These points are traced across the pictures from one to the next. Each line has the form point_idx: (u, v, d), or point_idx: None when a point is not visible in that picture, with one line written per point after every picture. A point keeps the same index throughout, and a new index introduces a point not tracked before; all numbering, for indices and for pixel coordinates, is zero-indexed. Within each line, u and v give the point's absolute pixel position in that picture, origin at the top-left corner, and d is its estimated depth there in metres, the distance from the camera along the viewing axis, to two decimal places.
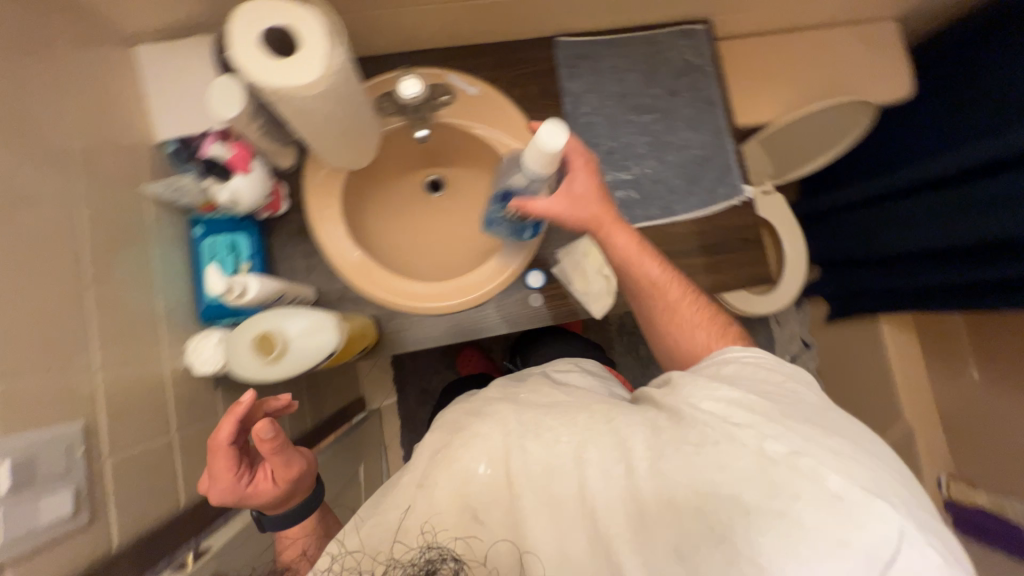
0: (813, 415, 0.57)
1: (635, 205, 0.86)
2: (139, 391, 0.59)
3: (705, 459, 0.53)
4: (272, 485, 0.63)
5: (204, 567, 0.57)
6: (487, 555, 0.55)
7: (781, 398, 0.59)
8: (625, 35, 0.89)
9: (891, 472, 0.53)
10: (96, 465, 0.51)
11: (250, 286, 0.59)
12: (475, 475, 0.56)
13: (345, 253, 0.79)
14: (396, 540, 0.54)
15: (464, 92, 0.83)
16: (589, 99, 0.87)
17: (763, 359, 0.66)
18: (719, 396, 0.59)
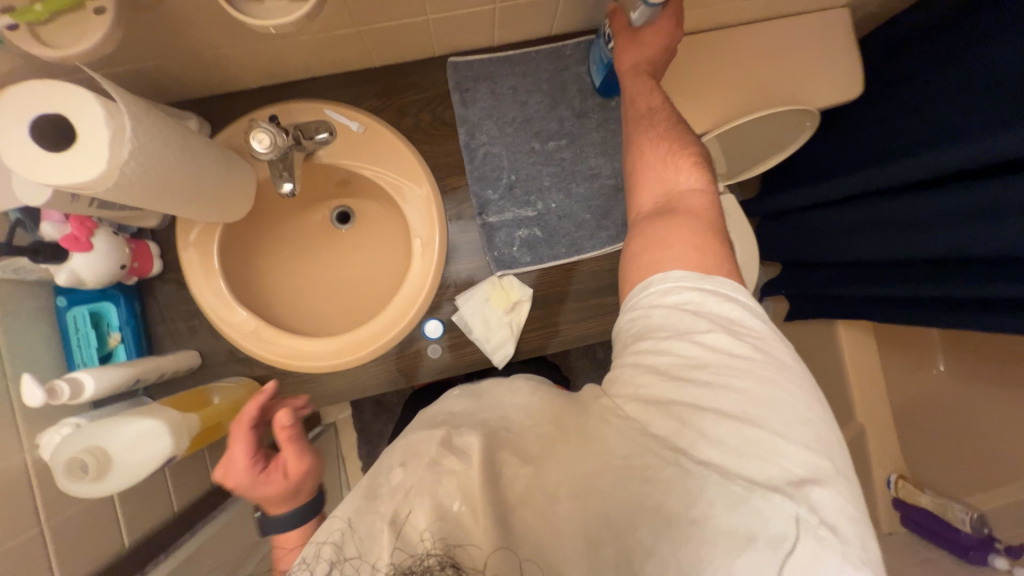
0: (730, 384, 0.51)
1: (539, 244, 0.80)
2: None
3: (629, 475, 0.48)
4: (279, 481, 0.65)
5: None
6: (486, 562, 0.47)
7: (702, 368, 0.53)
8: (525, 50, 0.79)
9: (800, 442, 0.48)
10: None
11: (83, 384, 0.58)
12: (450, 509, 0.49)
13: (220, 314, 0.74)
14: (393, 548, 0.46)
15: (346, 129, 0.75)
16: (487, 128, 0.79)
17: (688, 302, 0.57)
18: (645, 386, 0.53)
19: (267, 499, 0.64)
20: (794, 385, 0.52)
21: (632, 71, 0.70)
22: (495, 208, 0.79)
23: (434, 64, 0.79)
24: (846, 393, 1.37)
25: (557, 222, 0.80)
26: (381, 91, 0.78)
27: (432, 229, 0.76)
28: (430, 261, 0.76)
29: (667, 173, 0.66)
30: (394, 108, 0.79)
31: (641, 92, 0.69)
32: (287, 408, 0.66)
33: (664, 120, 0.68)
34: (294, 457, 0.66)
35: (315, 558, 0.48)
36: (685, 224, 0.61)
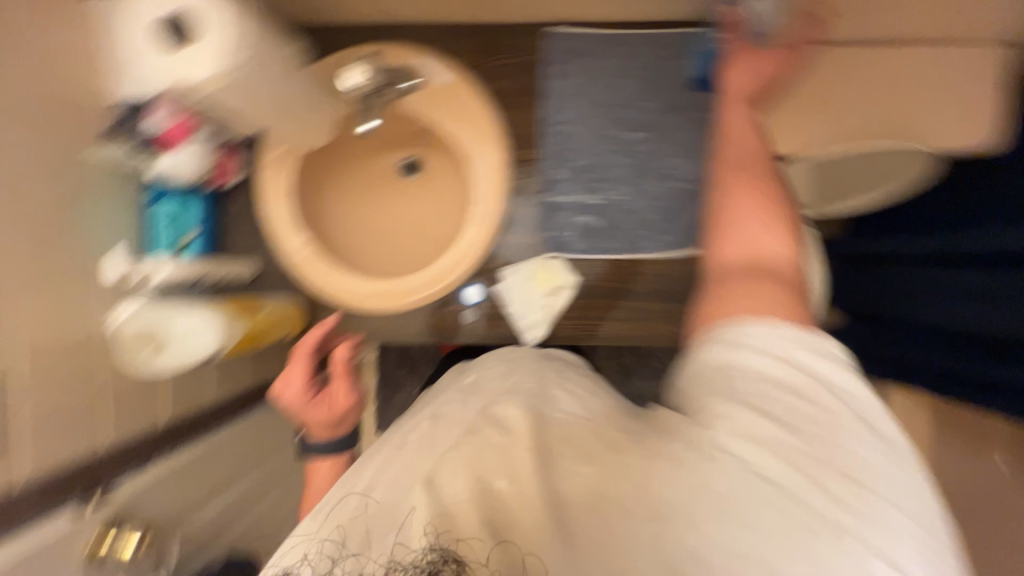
0: (850, 460, 0.41)
1: (596, 233, 0.78)
2: (71, 346, 0.65)
3: (726, 517, 0.38)
4: (325, 411, 0.71)
5: (116, 504, 0.67)
6: (489, 556, 0.38)
7: (817, 434, 0.41)
8: (629, 32, 0.76)
9: (922, 539, 0.39)
10: (9, 408, 0.57)
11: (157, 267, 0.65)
12: (494, 486, 0.42)
13: (282, 234, 0.78)
14: (401, 535, 0.40)
15: (432, 81, 0.76)
16: (571, 105, 0.78)
17: (791, 353, 0.46)
18: (748, 445, 0.41)
19: (313, 422, 0.71)
20: (911, 460, 0.43)
21: (736, 104, 0.66)
22: (560, 188, 0.78)
23: (533, 30, 0.78)
24: None
25: (620, 215, 0.77)
26: (474, 50, 0.78)
27: (493, 196, 0.76)
28: (482, 226, 0.76)
29: (758, 226, 0.56)
30: (483, 69, 0.79)
31: (741, 130, 0.64)
32: (347, 346, 0.73)
33: (763, 163, 0.61)
34: (343, 388, 0.72)
35: (316, 557, 0.41)
36: (761, 286, 0.51)
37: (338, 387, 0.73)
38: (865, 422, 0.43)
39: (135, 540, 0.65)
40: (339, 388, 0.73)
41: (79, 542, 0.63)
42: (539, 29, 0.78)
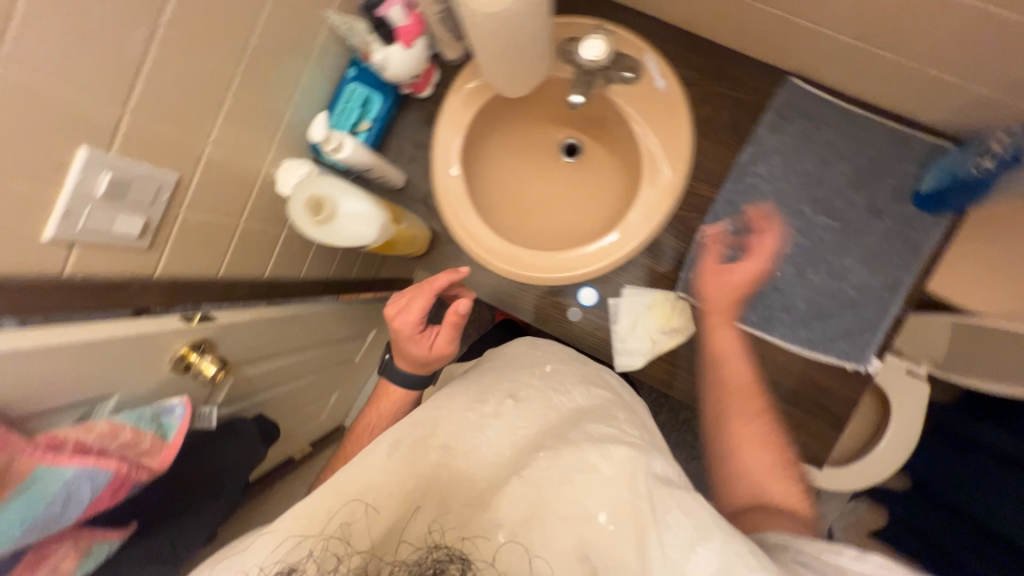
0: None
1: (735, 296, 0.73)
2: (233, 179, 0.70)
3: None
4: (427, 348, 0.77)
5: (206, 330, 0.70)
6: (495, 556, 0.49)
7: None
8: (872, 115, 0.70)
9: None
10: (171, 212, 0.62)
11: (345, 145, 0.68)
12: (592, 517, 0.51)
13: (443, 161, 0.79)
14: (406, 535, 0.50)
15: (650, 81, 0.74)
16: (772, 162, 0.73)
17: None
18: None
19: (403, 351, 0.78)
20: None
21: (727, 326, 0.70)
22: (720, 236, 0.74)
23: (770, 72, 0.73)
24: None
25: (768, 290, 0.73)
26: (702, 67, 0.75)
27: (656, 214, 0.74)
28: (629, 239, 0.74)
29: (769, 474, 0.61)
30: (701, 89, 0.75)
31: (732, 363, 0.69)
32: (469, 301, 0.73)
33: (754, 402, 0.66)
34: (445, 336, 0.76)
35: (322, 552, 0.47)
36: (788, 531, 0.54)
37: (441, 333, 0.77)
38: None
39: (215, 365, 0.70)
40: (441, 334, 0.77)
41: (165, 350, 0.67)
42: (778, 74, 0.73)
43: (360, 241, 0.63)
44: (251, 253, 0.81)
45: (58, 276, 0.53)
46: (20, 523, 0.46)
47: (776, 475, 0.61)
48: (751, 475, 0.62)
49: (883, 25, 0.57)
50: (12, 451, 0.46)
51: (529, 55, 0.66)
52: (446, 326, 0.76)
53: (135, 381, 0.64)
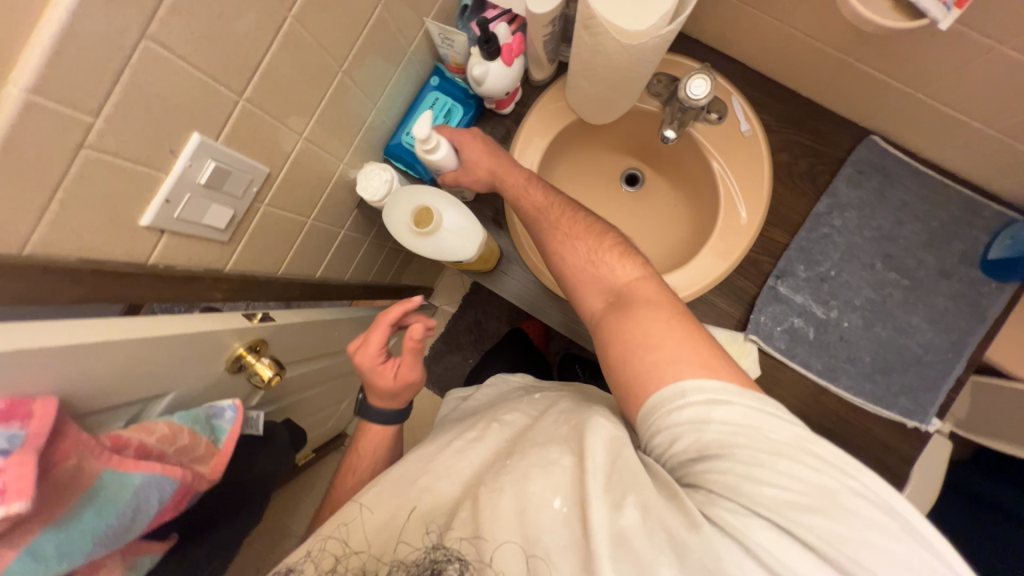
0: (849, 538, 0.41)
1: (802, 344, 0.74)
2: (311, 176, 0.67)
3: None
4: (392, 378, 0.73)
5: (264, 330, 0.67)
6: (493, 557, 0.47)
7: (805, 510, 0.42)
8: (946, 180, 0.72)
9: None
10: (252, 208, 0.59)
11: (430, 153, 0.67)
12: (547, 505, 0.48)
13: None
14: (404, 536, 0.52)
15: (736, 123, 0.75)
16: (847, 214, 0.74)
17: (743, 416, 0.47)
18: (750, 539, 0.42)
19: (371, 392, 0.75)
20: (865, 519, 0.41)
21: (510, 171, 0.71)
22: (792, 283, 0.74)
23: (854, 129, 0.75)
24: None
25: (838, 340, 0.73)
26: (786, 116, 0.76)
27: (730, 254, 0.74)
28: (701, 278, 0.75)
29: (611, 274, 0.64)
30: (782, 137, 0.76)
31: (531, 199, 0.71)
32: (425, 326, 0.69)
33: (569, 222, 0.68)
34: (409, 368, 0.72)
35: (320, 550, 0.55)
36: (651, 315, 0.58)
37: (402, 367, 0.73)
38: (795, 475, 0.44)
39: (271, 369, 0.66)
40: (403, 369, 0.73)
41: (223, 350, 0.63)
42: (860, 131, 0.75)
43: (456, 255, 0.66)
44: (309, 253, 0.78)
45: (144, 264, 0.49)
46: (90, 534, 0.42)
47: (613, 262, 0.64)
48: (597, 270, 0.65)
49: (985, 100, 0.60)
50: (81, 451, 0.42)
51: (632, 86, 0.66)
52: (406, 358, 0.72)
53: (191, 381, 0.60)
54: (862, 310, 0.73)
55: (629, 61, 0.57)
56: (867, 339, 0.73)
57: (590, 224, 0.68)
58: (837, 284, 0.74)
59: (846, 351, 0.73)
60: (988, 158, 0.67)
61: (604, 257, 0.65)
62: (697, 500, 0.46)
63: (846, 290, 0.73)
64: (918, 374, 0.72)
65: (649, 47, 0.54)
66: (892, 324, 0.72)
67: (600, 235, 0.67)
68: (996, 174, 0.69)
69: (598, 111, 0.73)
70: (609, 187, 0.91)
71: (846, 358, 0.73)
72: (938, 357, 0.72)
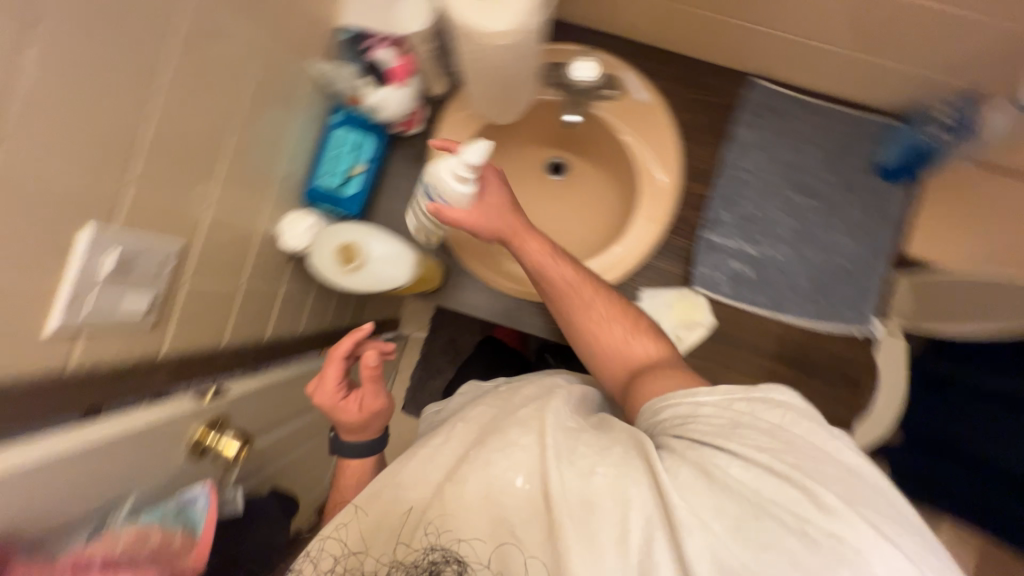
0: (814, 469, 0.47)
1: (744, 284, 0.78)
2: (231, 240, 0.66)
3: (750, 542, 0.43)
4: (357, 411, 0.73)
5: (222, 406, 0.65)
6: (492, 559, 0.48)
7: (776, 449, 0.49)
8: (831, 104, 0.78)
9: (903, 538, 0.43)
10: (175, 286, 0.57)
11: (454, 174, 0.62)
12: (511, 486, 0.50)
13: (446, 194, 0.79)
14: (401, 541, 0.51)
15: (633, 94, 0.78)
16: (755, 156, 0.78)
17: (731, 394, 0.55)
18: (726, 475, 0.48)
19: (342, 430, 0.75)
20: (829, 469, 0.48)
21: (530, 237, 0.71)
22: (720, 230, 0.78)
23: (740, 76, 0.80)
24: None
25: (776, 272, 0.77)
26: (678, 78, 0.80)
27: (659, 217, 0.77)
28: (639, 246, 0.78)
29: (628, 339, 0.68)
30: (679, 98, 0.80)
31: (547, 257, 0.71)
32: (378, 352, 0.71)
33: (586, 287, 0.70)
34: (374, 397, 0.73)
35: (320, 551, 0.53)
36: (665, 380, 0.62)
37: (366, 399, 0.73)
38: (770, 434, 0.50)
39: (237, 442, 0.64)
40: (369, 399, 0.73)
41: (182, 436, 0.60)
42: (745, 76, 0.79)
43: (392, 281, 0.71)
44: (253, 317, 0.76)
45: (65, 371, 0.47)
46: None
47: (638, 339, 0.68)
48: (614, 341, 0.69)
49: (840, 25, 0.65)
50: None
51: (526, 81, 0.68)
52: (369, 387, 0.73)
53: (154, 477, 0.57)
54: (788, 239, 0.77)
55: (513, 59, 0.59)
56: (800, 265, 0.77)
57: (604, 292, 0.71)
58: (761, 221, 0.78)
59: (785, 281, 0.77)
60: (859, 76, 0.73)
61: (619, 330, 0.69)
62: (676, 447, 0.52)
63: (770, 225, 0.78)
64: (852, 285, 0.76)
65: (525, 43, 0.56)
66: (818, 246, 0.77)
67: (614, 303, 0.71)
68: (869, 89, 0.74)
69: (502, 111, 0.75)
70: (536, 181, 0.93)
71: (787, 287, 0.77)
72: (865, 265, 0.77)
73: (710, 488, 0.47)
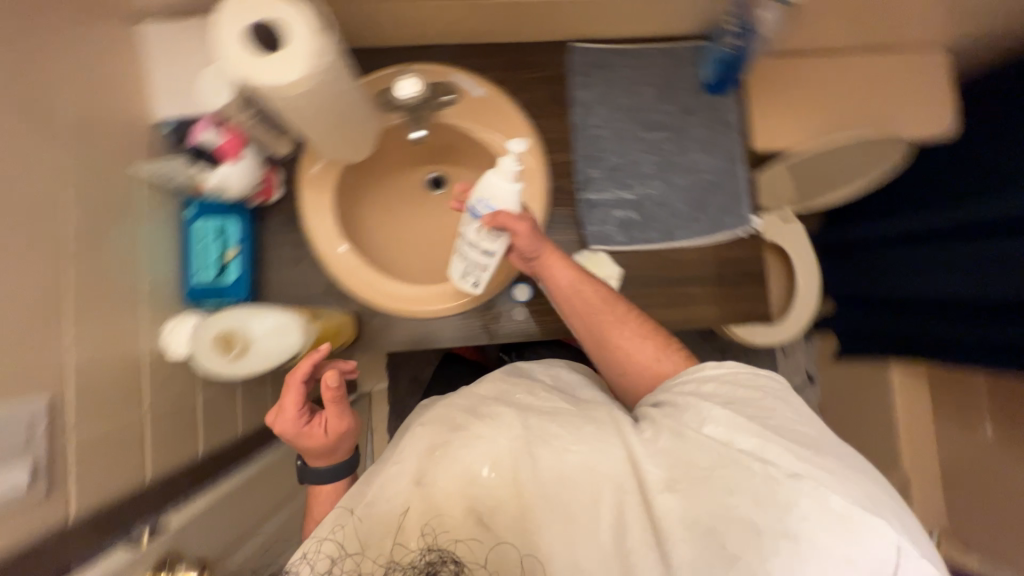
0: (786, 431, 0.56)
1: (634, 227, 0.82)
2: (113, 371, 0.61)
3: (712, 484, 0.51)
4: (323, 435, 0.65)
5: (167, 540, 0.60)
6: (488, 557, 0.50)
7: (758, 415, 0.58)
8: (644, 45, 0.84)
9: (851, 483, 0.51)
10: (58, 442, 0.52)
11: (501, 174, 0.61)
12: (478, 476, 0.53)
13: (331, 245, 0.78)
14: (398, 541, 0.50)
15: (472, 93, 0.80)
16: (599, 112, 0.83)
17: (727, 378, 0.63)
18: (703, 430, 0.56)
19: (308, 454, 0.66)
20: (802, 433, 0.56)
21: (563, 263, 0.73)
22: (596, 186, 0.82)
23: (561, 47, 0.84)
24: (906, 444, 1.37)
25: (657, 205, 0.82)
26: (507, 66, 0.84)
27: (537, 194, 0.80)
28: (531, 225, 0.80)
29: (654, 363, 0.71)
30: (515, 83, 0.84)
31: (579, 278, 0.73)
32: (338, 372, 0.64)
33: (610, 305, 0.73)
34: (338, 418, 0.65)
35: (317, 554, 0.50)
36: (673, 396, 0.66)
37: (331, 422, 0.65)
38: (756, 406, 0.59)
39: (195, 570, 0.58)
40: (334, 420, 0.65)
41: None
42: (566, 45, 0.84)
43: (294, 351, 0.58)
44: (174, 442, 0.70)
45: None
46: None
47: (662, 357, 0.71)
48: (635, 359, 0.72)
49: None
50: None
51: (358, 114, 0.68)
52: (332, 410, 0.65)
53: None
54: (656, 174, 0.83)
55: (331, 98, 0.59)
56: (675, 192, 0.83)
57: (622, 311, 0.74)
58: (629, 165, 0.83)
59: (668, 210, 0.83)
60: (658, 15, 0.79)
61: (642, 348, 0.72)
62: (660, 414, 0.60)
63: (636, 166, 0.83)
64: (722, 192, 0.83)
65: (335, 81, 0.57)
66: (683, 169, 0.83)
67: (635, 320, 0.74)
68: (671, 25, 0.82)
69: (354, 150, 0.75)
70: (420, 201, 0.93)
71: (671, 215, 0.83)
72: (726, 172, 0.83)
73: (683, 444, 0.55)
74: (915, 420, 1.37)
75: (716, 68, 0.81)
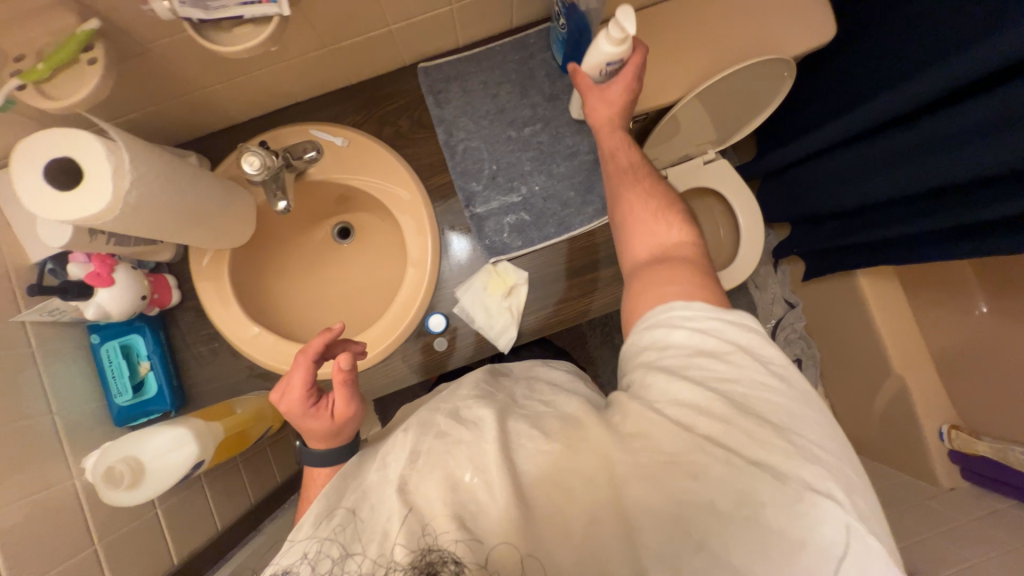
0: (755, 403, 0.52)
1: (528, 228, 0.81)
2: (45, 520, 0.63)
3: (676, 471, 0.49)
4: (327, 417, 0.64)
5: None
6: (490, 555, 0.48)
7: (728, 382, 0.54)
8: (489, 45, 0.83)
9: (838, 475, 0.49)
10: None
11: (605, 40, 0.65)
12: (462, 482, 0.52)
13: (237, 330, 0.78)
14: (395, 539, 0.50)
15: (332, 143, 0.80)
16: (463, 124, 0.82)
17: (703, 324, 0.58)
18: (664, 409, 0.53)
19: (312, 433, 0.65)
20: (787, 407, 0.52)
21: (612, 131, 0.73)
22: (481, 199, 0.81)
23: (409, 72, 0.83)
24: (893, 346, 1.34)
25: (546, 199, 0.81)
26: (362, 106, 0.83)
27: (422, 225, 0.80)
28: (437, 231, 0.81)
29: (651, 224, 0.69)
30: (374, 121, 0.83)
31: (620, 147, 0.72)
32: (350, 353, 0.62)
33: (636, 180, 0.71)
34: (346, 399, 0.64)
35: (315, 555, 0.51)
36: (675, 266, 0.64)
37: (336, 405, 0.64)
38: (729, 366, 0.55)
39: None
40: (340, 403, 0.64)
41: None
42: (413, 69, 0.83)
43: (184, 462, 0.65)
44: (137, 561, 0.72)
45: None
46: None
47: (666, 231, 0.68)
48: (644, 228, 0.69)
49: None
50: None
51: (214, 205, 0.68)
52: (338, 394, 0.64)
53: None
54: (536, 169, 0.81)
55: (164, 207, 0.59)
56: (560, 181, 0.81)
57: (640, 186, 0.71)
58: (507, 169, 0.82)
59: (559, 201, 0.81)
60: (487, 16, 0.77)
61: (648, 216, 0.69)
62: (635, 383, 0.58)
63: (514, 167, 0.82)
64: None
65: (156, 192, 0.57)
66: (562, 156, 0.81)
67: (646, 194, 0.70)
68: (505, 20, 0.80)
69: (232, 237, 0.75)
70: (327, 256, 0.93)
71: (564, 205, 0.81)
72: None
73: (653, 427, 0.52)
74: (897, 321, 1.34)
75: (560, 50, 0.79)
